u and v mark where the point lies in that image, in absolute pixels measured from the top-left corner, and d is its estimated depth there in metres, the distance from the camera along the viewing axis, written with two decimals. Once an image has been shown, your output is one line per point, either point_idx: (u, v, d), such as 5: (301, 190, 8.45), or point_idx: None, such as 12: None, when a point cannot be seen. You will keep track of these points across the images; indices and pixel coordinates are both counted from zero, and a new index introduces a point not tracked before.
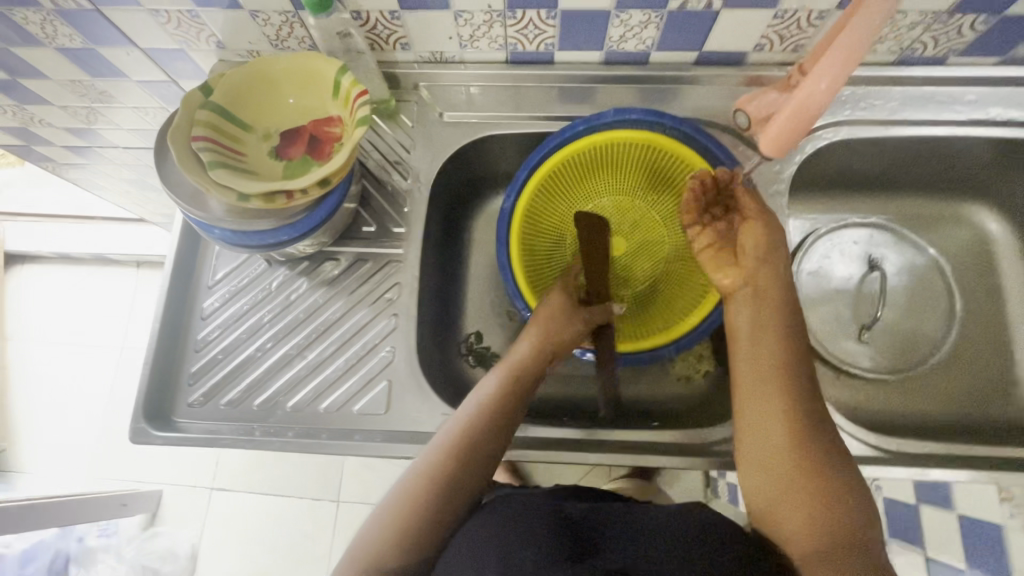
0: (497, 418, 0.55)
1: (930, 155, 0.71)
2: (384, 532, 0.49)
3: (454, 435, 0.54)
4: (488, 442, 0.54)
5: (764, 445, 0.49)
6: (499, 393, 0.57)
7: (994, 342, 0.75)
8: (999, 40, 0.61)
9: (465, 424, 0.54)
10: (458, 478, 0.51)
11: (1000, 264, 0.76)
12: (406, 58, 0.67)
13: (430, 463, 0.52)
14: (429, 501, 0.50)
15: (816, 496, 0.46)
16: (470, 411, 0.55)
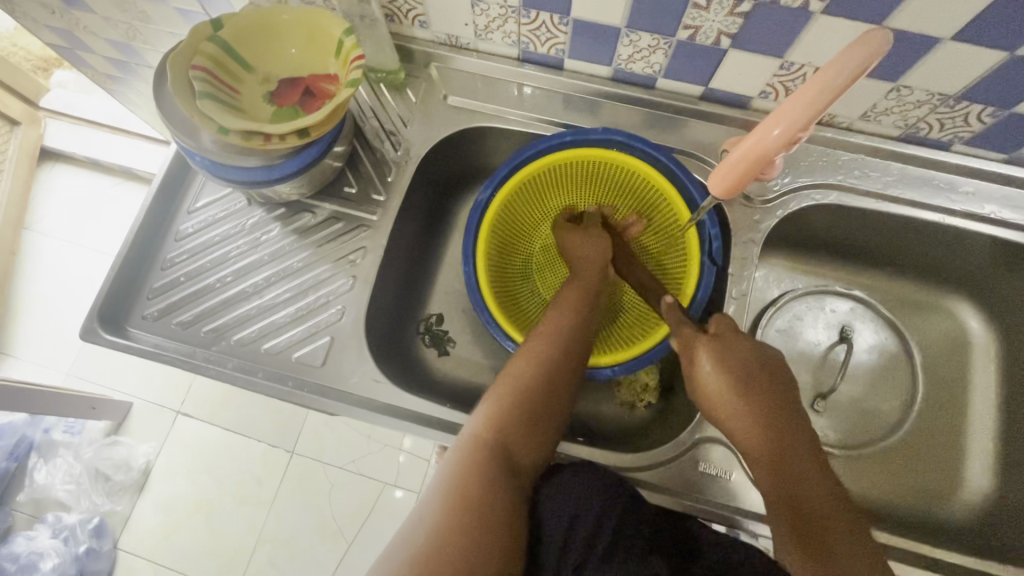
0: (584, 325, 0.59)
1: (921, 239, 0.70)
2: (492, 425, 0.53)
3: (550, 339, 0.57)
4: (582, 345, 0.58)
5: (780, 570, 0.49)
6: (580, 304, 0.60)
7: (949, 439, 0.73)
8: (1006, 137, 0.60)
9: (561, 336, 0.58)
10: (557, 375, 0.56)
11: (973, 363, 0.75)
12: (424, 36, 0.69)
13: (532, 364, 0.56)
14: (534, 395, 0.54)
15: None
16: (562, 324, 0.59)
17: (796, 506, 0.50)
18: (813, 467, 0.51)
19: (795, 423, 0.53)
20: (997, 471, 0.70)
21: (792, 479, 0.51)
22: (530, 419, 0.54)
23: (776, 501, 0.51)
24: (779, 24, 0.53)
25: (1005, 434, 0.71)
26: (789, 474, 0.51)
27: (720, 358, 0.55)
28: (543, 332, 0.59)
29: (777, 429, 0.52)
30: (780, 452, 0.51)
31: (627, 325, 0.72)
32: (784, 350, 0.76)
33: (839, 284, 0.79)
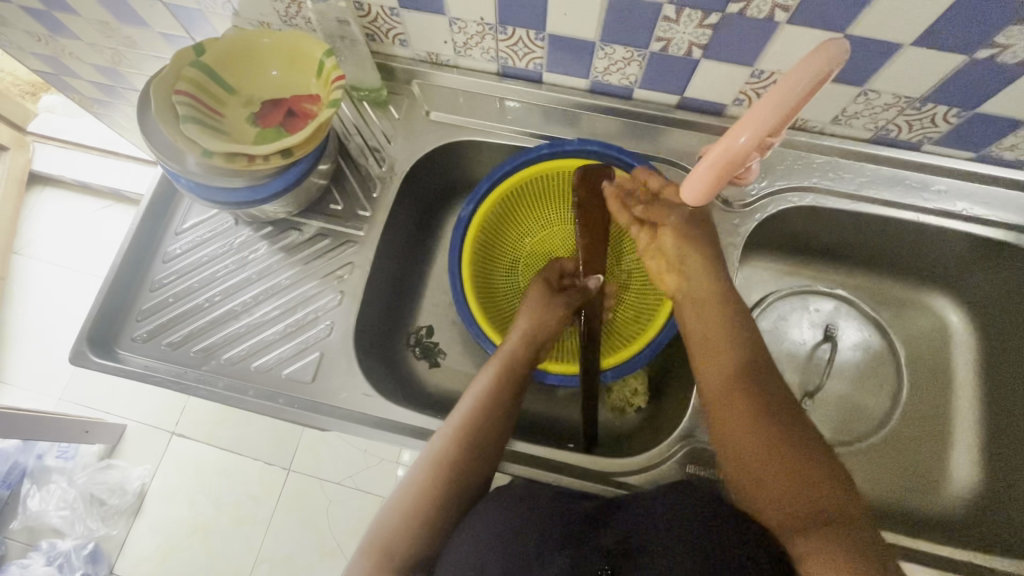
0: (488, 422, 0.56)
1: (898, 238, 0.71)
2: (391, 528, 0.51)
3: (449, 440, 0.55)
4: (479, 434, 0.55)
5: (722, 434, 0.50)
6: (486, 389, 0.58)
7: (933, 434, 0.74)
8: (973, 136, 0.62)
9: (456, 427, 0.56)
10: (455, 477, 0.53)
11: (954, 358, 0.76)
12: (404, 54, 0.71)
13: (429, 466, 0.54)
14: (432, 500, 0.52)
15: (794, 484, 0.45)
16: (459, 414, 0.57)
17: (745, 379, 0.50)
18: (760, 360, 0.52)
19: (744, 321, 0.54)
20: (983, 464, 0.71)
21: (740, 362, 0.52)
22: (428, 527, 0.51)
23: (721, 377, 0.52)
24: (748, 34, 0.55)
25: (988, 426, 0.72)
26: (737, 358, 0.52)
27: (676, 240, 0.56)
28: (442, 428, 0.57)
29: (729, 317, 0.54)
30: (729, 338, 0.53)
31: (615, 330, 0.73)
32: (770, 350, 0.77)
33: (823, 284, 0.80)
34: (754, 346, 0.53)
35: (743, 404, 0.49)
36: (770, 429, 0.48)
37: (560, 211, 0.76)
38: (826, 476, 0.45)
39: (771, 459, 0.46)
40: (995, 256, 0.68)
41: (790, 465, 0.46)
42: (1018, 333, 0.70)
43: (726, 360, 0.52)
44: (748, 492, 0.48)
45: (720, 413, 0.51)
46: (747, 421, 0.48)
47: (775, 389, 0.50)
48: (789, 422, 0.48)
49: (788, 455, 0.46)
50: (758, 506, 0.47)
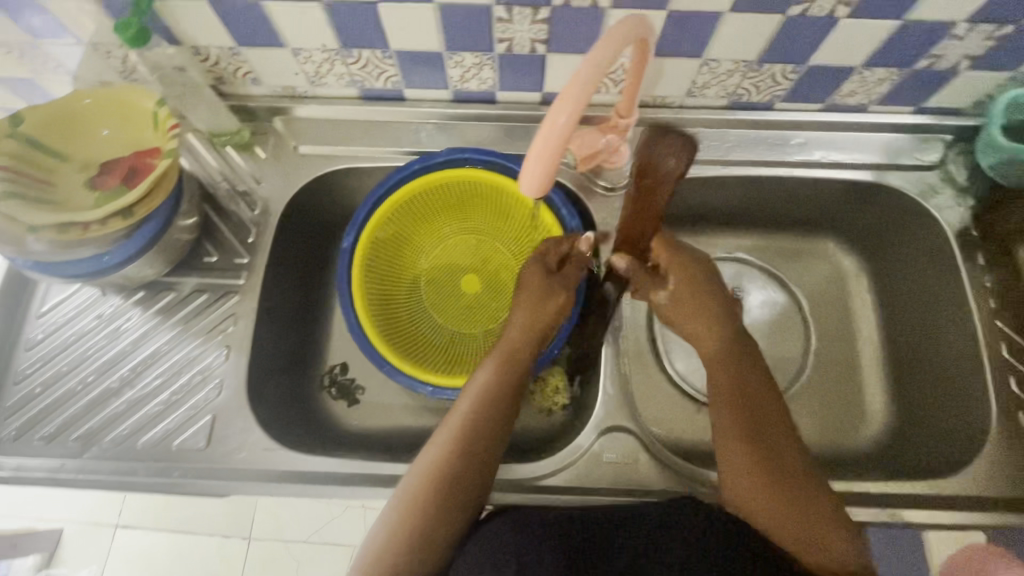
0: (487, 434, 0.53)
1: (777, 194, 0.74)
2: (385, 548, 0.49)
3: (446, 455, 0.51)
4: (486, 437, 0.53)
5: (717, 453, 0.52)
6: (491, 386, 0.55)
7: (847, 374, 0.76)
8: (814, 87, 0.65)
9: (461, 428, 0.53)
10: (455, 494, 0.51)
11: (852, 299, 0.79)
12: (259, 92, 0.68)
13: (427, 482, 0.51)
14: (432, 519, 0.50)
15: (795, 518, 0.48)
16: (463, 414, 0.53)
17: (749, 421, 0.51)
18: (772, 404, 0.52)
19: (759, 370, 0.54)
20: (895, 393, 0.74)
21: (746, 401, 0.52)
22: (427, 545, 0.49)
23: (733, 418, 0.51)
24: (580, 24, 0.56)
25: (893, 355, 0.75)
26: (744, 399, 0.52)
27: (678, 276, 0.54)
28: (444, 427, 0.54)
29: (738, 369, 0.53)
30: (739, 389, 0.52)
31: None
32: None
33: (723, 250, 0.82)
34: (766, 391, 0.53)
35: (751, 449, 0.50)
36: (772, 465, 0.49)
37: (450, 224, 0.75)
38: (830, 517, 0.48)
39: (769, 491, 0.49)
40: (863, 196, 0.72)
41: (793, 502, 0.48)
42: (898, 264, 0.74)
43: (732, 398, 0.52)
44: (740, 504, 0.50)
45: (718, 436, 0.52)
46: (749, 455, 0.50)
47: (781, 434, 0.51)
48: (794, 462, 0.50)
49: (793, 494, 0.48)
50: (751, 518, 0.50)
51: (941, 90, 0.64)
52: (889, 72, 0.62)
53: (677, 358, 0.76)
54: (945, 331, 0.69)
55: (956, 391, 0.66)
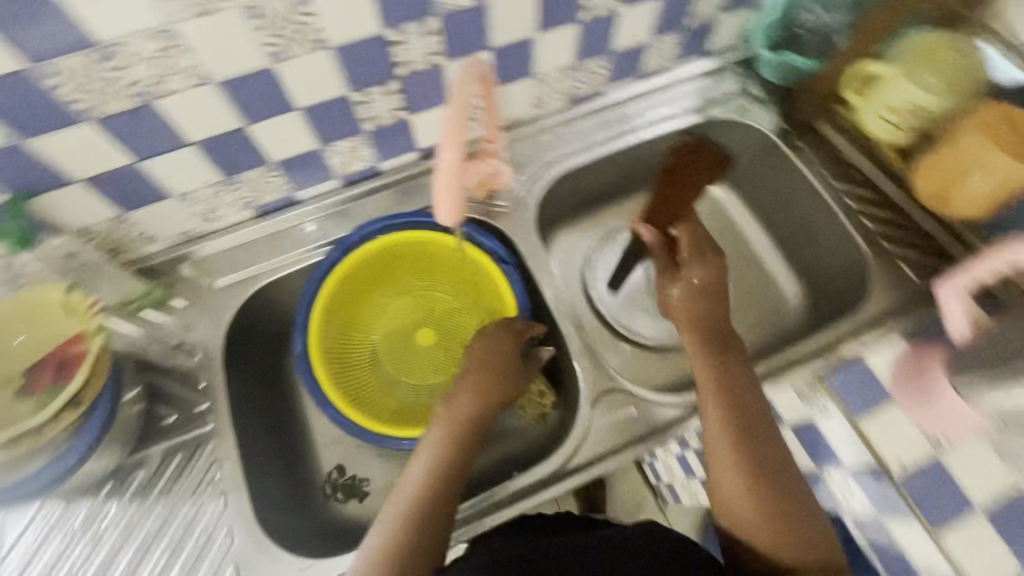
0: (440, 494, 0.56)
1: (638, 157, 0.87)
2: None
3: (399, 520, 0.54)
4: (442, 498, 0.56)
5: (714, 460, 0.57)
6: (442, 449, 0.59)
7: (757, 272, 0.88)
8: (625, 67, 0.79)
9: (417, 488, 0.56)
10: (412, 548, 0.53)
11: (733, 215, 0.92)
12: (157, 248, 0.69)
13: (383, 550, 0.52)
14: None
15: (776, 514, 0.54)
16: (418, 475, 0.57)
17: (751, 437, 0.57)
18: (771, 424, 0.59)
19: (760, 396, 0.61)
20: (796, 270, 0.87)
21: (742, 422, 0.58)
22: None
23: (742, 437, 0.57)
24: (428, 83, 0.65)
25: (781, 244, 0.88)
26: (748, 416, 0.58)
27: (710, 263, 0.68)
28: (401, 487, 0.57)
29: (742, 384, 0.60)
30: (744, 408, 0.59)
31: None
32: (618, 291, 0.87)
33: (620, 219, 0.93)
34: (764, 416, 0.59)
35: (755, 464, 0.55)
36: (765, 472, 0.55)
37: (386, 294, 0.78)
38: (806, 511, 0.54)
39: (755, 492, 0.54)
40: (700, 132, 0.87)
41: (778, 501, 0.54)
42: (753, 175, 0.88)
43: (729, 419, 0.58)
44: (724, 503, 0.56)
45: (715, 446, 0.58)
46: (747, 462, 0.55)
47: (779, 457, 0.57)
48: (784, 470, 0.56)
49: (781, 499, 0.54)
50: (733, 517, 0.56)
51: (714, 36, 0.80)
52: (674, 35, 0.77)
53: (626, 320, 0.84)
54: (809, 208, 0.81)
55: (834, 249, 0.79)
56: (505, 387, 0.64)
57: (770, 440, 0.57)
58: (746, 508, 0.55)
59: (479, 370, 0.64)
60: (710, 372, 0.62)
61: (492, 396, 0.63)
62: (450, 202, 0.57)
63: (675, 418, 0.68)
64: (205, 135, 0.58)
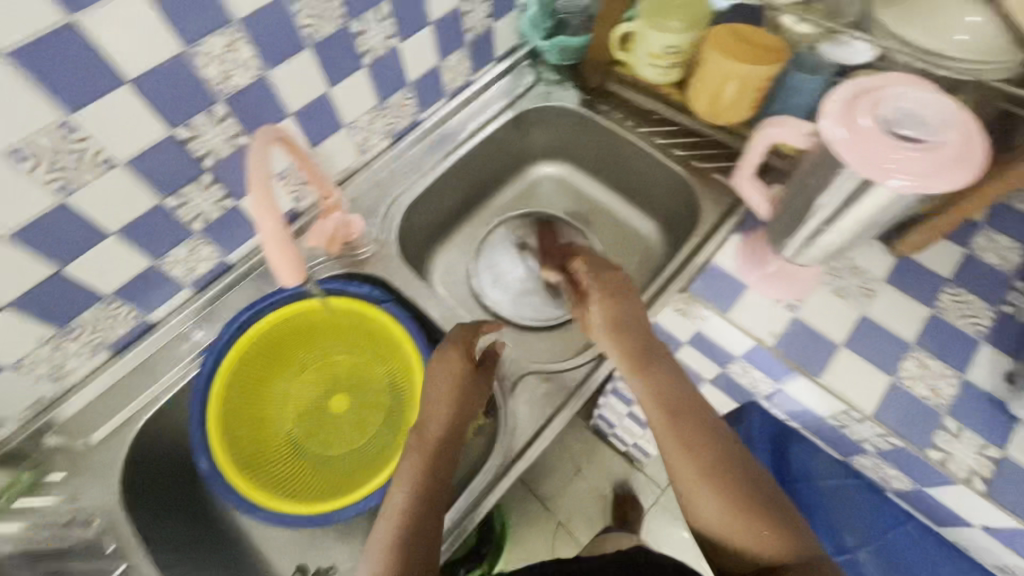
0: (420, 522, 0.57)
1: (473, 166, 0.95)
2: None
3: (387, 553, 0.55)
4: (423, 529, 0.57)
5: (678, 481, 0.57)
6: (416, 487, 0.59)
7: (615, 225, 1.00)
8: (428, 92, 0.85)
9: (401, 517, 0.57)
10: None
11: (579, 185, 1.04)
12: (9, 430, 0.63)
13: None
14: None
15: (754, 524, 0.53)
16: (399, 504, 0.58)
17: (706, 454, 0.56)
18: (726, 438, 0.58)
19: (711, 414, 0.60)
20: (645, 212, 0.97)
21: (690, 438, 0.58)
22: None
23: (688, 446, 0.57)
24: (242, 166, 0.66)
25: (625, 194, 0.99)
26: (688, 424, 0.58)
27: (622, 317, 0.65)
28: (383, 520, 0.58)
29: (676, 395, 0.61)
30: (684, 417, 0.59)
31: (405, 397, 0.75)
32: (506, 284, 0.96)
33: (486, 223, 1.03)
34: (721, 434, 0.58)
35: (706, 470, 0.55)
36: (731, 492, 0.54)
37: (283, 374, 0.76)
38: (780, 516, 0.53)
39: (719, 502, 0.54)
40: (518, 126, 0.96)
41: (753, 512, 0.53)
42: (576, 146, 1.00)
43: (678, 439, 0.58)
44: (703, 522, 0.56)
45: (674, 467, 0.58)
46: (700, 470, 0.56)
47: (731, 455, 0.57)
48: (750, 479, 0.55)
49: (753, 508, 0.53)
50: (718, 537, 0.55)
51: (495, 43, 0.89)
52: (459, 53, 0.84)
53: (520, 305, 0.93)
54: (628, 155, 0.92)
55: (659, 184, 0.91)
56: (471, 407, 0.65)
57: (717, 443, 0.57)
58: (715, 518, 0.54)
59: (434, 376, 0.64)
60: (652, 405, 0.60)
61: (463, 415, 0.63)
62: (291, 265, 0.53)
63: (587, 374, 0.72)
64: (14, 294, 0.55)
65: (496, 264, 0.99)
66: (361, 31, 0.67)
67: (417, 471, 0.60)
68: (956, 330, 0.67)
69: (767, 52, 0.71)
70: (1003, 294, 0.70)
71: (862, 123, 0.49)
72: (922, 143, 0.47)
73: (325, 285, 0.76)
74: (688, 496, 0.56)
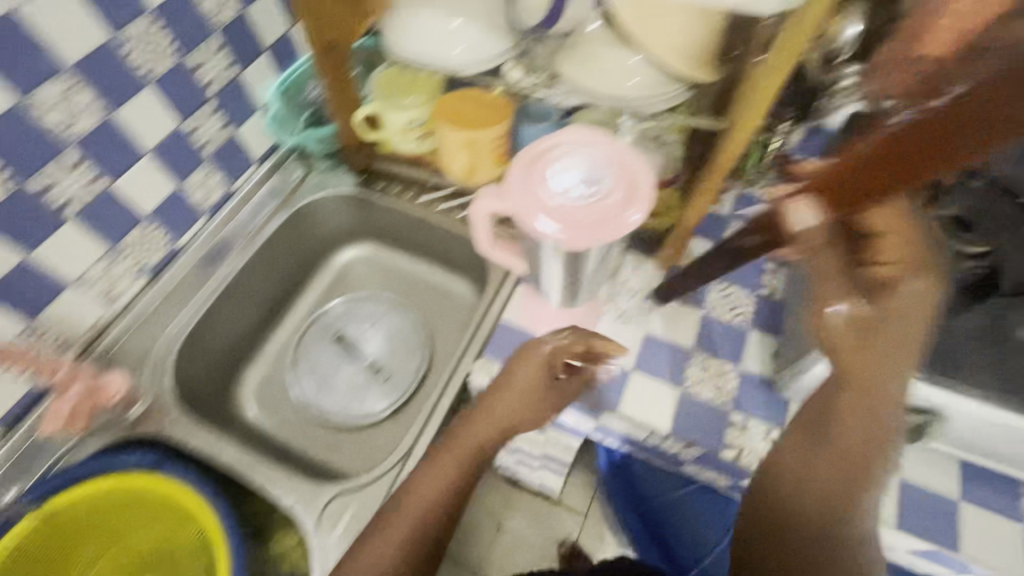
0: (433, 534, 0.51)
1: (260, 274, 0.89)
2: None
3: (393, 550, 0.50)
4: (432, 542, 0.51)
5: (789, 469, 0.48)
6: (452, 491, 0.53)
7: (432, 293, 0.98)
8: (177, 219, 0.80)
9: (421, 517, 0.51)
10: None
11: (388, 259, 1.00)
12: None
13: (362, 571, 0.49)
14: None
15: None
16: (402, 529, 0.51)
17: (853, 465, 0.45)
18: (870, 494, 0.44)
19: (889, 450, 0.45)
20: (456, 272, 0.96)
21: (864, 445, 0.45)
22: None
23: (853, 420, 0.46)
24: None
25: (432, 258, 0.97)
26: (873, 425, 0.46)
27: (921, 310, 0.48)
28: (398, 516, 0.52)
29: (883, 358, 0.46)
30: (868, 392, 0.46)
31: (210, 561, 0.68)
32: (329, 384, 0.90)
33: (297, 324, 0.96)
34: (886, 446, 0.46)
35: (845, 468, 0.45)
36: (854, 488, 0.44)
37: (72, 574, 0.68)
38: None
39: (838, 493, 0.45)
40: (299, 221, 0.92)
41: (801, 567, 0.43)
42: (369, 223, 0.97)
43: (851, 416, 0.46)
44: (762, 524, 0.47)
45: (838, 399, 0.47)
46: (846, 458, 0.45)
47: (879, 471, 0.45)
48: (846, 550, 0.43)
49: (822, 571, 0.42)
50: (743, 555, 0.48)
51: (248, 148, 0.86)
52: (202, 170, 0.80)
53: (348, 403, 0.89)
54: (419, 228, 0.93)
55: (453, 246, 0.91)
56: (530, 420, 0.58)
57: (867, 428, 0.45)
58: (815, 500, 0.45)
59: (513, 368, 0.59)
60: (861, 320, 0.48)
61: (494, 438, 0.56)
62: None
63: (395, 476, 0.68)
64: None
65: (318, 365, 0.92)
66: (47, 186, 0.62)
67: (456, 474, 0.54)
68: (725, 327, 0.72)
69: (493, 112, 0.73)
70: (758, 280, 0.75)
71: (543, 192, 0.50)
72: (595, 191, 0.50)
73: (88, 462, 0.68)
74: (801, 458, 0.48)
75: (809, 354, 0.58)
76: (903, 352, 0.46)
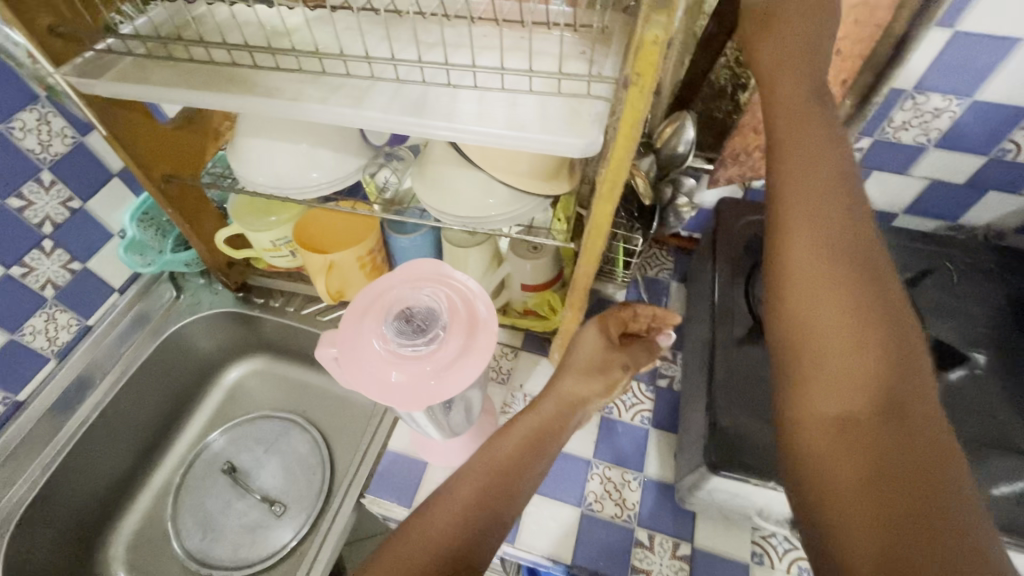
0: (540, 457, 0.48)
1: (129, 413, 0.80)
2: (422, 535, 0.41)
3: (506, 463, 0.46)
4: (535, 466, 0.47)
5: (784, 296, 0.37)
6: (560, 416, 0.51)
7: (334, 404, 0.89)
8: (16, 369, 0.71)
9: (530, 433, 0.49)
10: (499, 490, 0.45)
11: (284, 371, 0.93)
12: None
13: (474, 491, 0.44)
14: (460, 515, 0.42)
15: (890, 517, 0.29)
16: (529, 424, 0.50)
17: (863, 279, 0.36)
18: (880, 291, 0.36)
19: (841, 182, 0.39)
20: None
21: (819, 186, 0.38)
22: (444, 535, 0.41)
23: (792, 157, 0.40)
24: None
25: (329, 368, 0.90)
26: (817, 152, 0.39)
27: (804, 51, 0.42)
28: (513, 430, 0.49)
29: (795, 111, 0.41)
30: (799, 136, 0.40)
31: None
32: (216, 528, 0.80)
33: (182, 458, 0.86)
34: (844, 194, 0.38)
35: (820, 252, 0.37)
36: (831, 255, 0.37)
37: None
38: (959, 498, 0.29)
39: (823, 262, 0.37)
40: (173, 346, 0.84)
41: (850, 433, 0.33)
42: (256, 337, 0.90)
43: (797, 153, 0.40)
44: (793, 392, 0.36)
45: (780, 155, 0.40)
46: (812, 207, 0.38)
47: (855, 227, 0.38)
48: (908, 374, 0.34)
49: (900, 428, 0.32)
50: (809, 441, 0.34)
51: (104, 276, 0.79)
52: (45, 312, 0.72)
53: (238, 550, 0.78)
54: (307, 337, 0.86)
55: None
56: (603, 387, 0.54)
57: (822, 185, 0.38)
58: (807, 287, 0.36)
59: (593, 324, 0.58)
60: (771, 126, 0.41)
61: (507, 477, 0.45)
62: None
63: None
64: None
65: (203, 505, 0.82)
66: None
67: (564, 390, 0.53)
68: (626, 429, 0.68)
69: (363, 220, 0.70)
70: (657, 370, 0.72)
71: (377, 346, 0.46)
72: (432, 341, 0.46)
73: None
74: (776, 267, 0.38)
75: (695, 474, 0.54)
76: (830, 151, 0.39)
